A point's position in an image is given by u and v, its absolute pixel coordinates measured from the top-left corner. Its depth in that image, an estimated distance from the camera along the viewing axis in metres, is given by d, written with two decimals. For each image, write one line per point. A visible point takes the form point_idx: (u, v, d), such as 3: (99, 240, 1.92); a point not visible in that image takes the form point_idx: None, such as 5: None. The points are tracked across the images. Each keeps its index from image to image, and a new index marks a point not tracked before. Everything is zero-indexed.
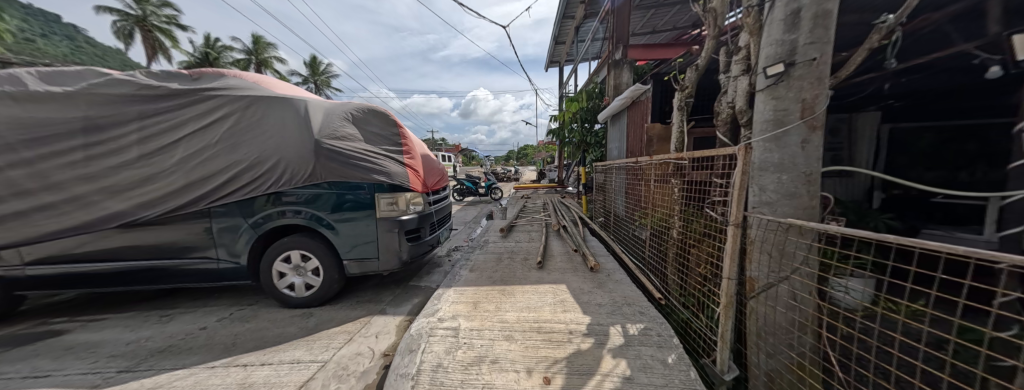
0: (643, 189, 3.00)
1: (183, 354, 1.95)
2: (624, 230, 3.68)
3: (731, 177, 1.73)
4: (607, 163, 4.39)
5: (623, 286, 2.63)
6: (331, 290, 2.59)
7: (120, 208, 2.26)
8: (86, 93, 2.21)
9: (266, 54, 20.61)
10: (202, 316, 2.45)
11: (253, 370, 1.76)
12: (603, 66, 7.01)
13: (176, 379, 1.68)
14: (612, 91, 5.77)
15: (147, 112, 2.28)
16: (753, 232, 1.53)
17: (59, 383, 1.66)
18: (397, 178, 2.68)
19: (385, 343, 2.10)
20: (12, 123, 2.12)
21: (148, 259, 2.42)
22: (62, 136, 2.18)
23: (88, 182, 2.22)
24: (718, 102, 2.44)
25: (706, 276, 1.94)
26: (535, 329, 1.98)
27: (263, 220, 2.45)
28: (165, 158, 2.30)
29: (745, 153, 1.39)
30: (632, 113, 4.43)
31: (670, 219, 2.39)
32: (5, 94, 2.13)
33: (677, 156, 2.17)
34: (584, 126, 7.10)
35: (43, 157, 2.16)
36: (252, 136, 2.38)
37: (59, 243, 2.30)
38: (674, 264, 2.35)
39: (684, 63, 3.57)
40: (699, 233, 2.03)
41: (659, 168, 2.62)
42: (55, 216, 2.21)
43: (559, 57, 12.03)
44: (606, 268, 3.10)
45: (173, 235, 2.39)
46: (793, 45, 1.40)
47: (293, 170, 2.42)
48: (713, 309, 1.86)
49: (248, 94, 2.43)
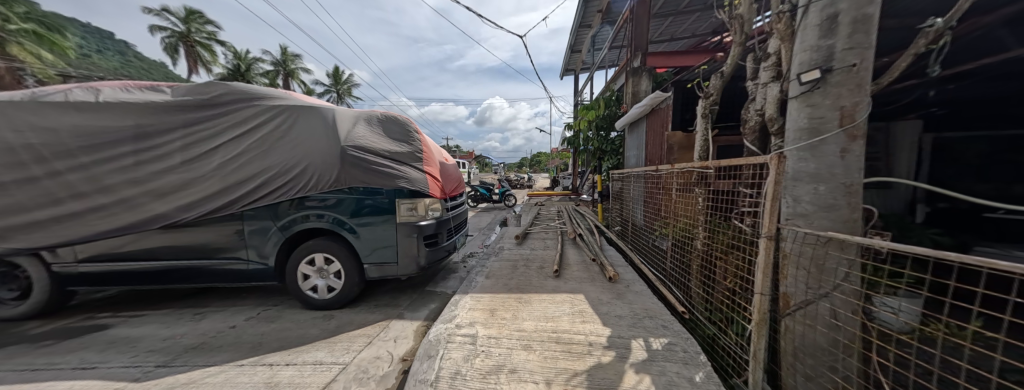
0: (664, 197, 2.93)
1: (214, 351, 2.03)
2: (643, 239, 3.59)
3: (761, 187, 1.66)
4: (625, 171, 4.32)
5: (644, 298, 2.54)
6: (351, 293, 2.65)
7: (163, 210, 2.41)
8: (136, 104, 2.38)
9: (293, 66, 21.75)
10: (231, 315, 2.55)
11: (279, 370, 1.81)
12: (621, 74, 7.01)
13: (208, 376, 1.75)
14: (631, 99, 5.76)
15: (190, 121, 2.44)
16: (788, 245, 1.44)
17: (104, 375, 1.75)
18: (417, 184, 2.74)
19: (403, 348, 2.11)
20: (73, 130, 2.32)
21: (184, 259, 2.55)
22: (116, 142, 2.36)
23: (136, 185, 2.38)
24: (747, 109, 2.37)
25: (734, 289, 1.87)
26: (554, 340, 1.95)
27: (290, 223, 2.54)
28: (203, 164, 2.44)
29: (779, 162, 1.34)
30: (651, 121, 4.36)
31: (694, 230, 2.32)
32: (67, 105, 2.32)
33: (701, 164, 2.11)
34: (601, 134, 7.04)
35: (98, 162, 2.34)
36: (284, 143, 2.50)
37: (106, 242, 2.47)
38: (699, 276, 2.28)
39: (707, 69, 3.54)
40: (726, 244, 1.96)
41: (681, 176, 2.55)
42: (105, 217, 2.38)
43: (574, 66, 12.14)
44: (625, 278, 3.02)
45: (208, 236, 2.52)
46: (830, 51, 1.35)
47: (319, 175, 2.51)
48: (743, 326, 1.78)
49: (279, 103, 2.55)
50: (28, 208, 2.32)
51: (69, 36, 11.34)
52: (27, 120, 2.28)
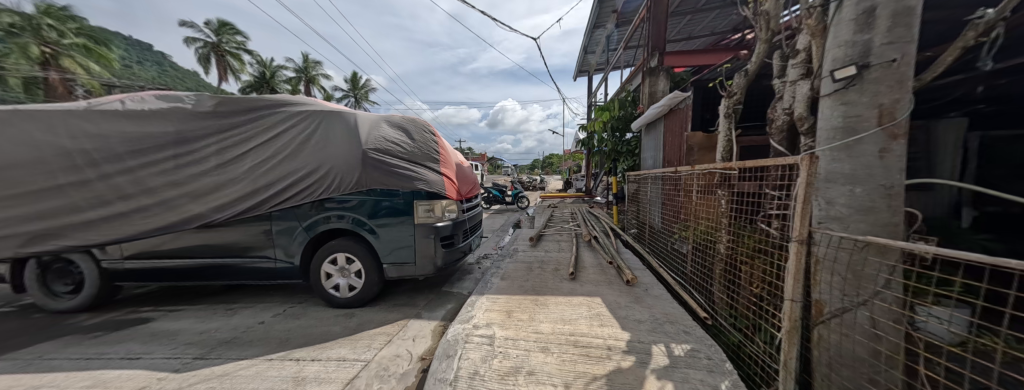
0: (683, 199, 2.87)
1: (245, 345, 2.13)
2: (661, 242, 3.51)
3: (790, 189, 1.60)
4: (641, 172, 4.25)
5: (664, 302, 2.48)
6: (371, 292, 2.72)
7: (198, 211, 2.55)
8: (177, 112, 2.55)
9: (314, 72, 22.63)
10: (259, 311, 2.67)
11: (305, 365, 1.88)
12: (637, 74, 6.91)
13: (241, 369, 1.84)
14: (647, 99, 5.66)
15: (223, 127, 2.58)
16: (821, 249, 1.38)
17: (148, 365, 1.88)
18: (434, 186, 2.79)
19: (422, 347, 2.15)
20: (121, 137, 2.50)
21: (217, 257, 2.69)
22: (158, 147, 2.52)
23: (175, 188, 2.54)
24: (774, 108, 2.29)
25: (761, 295, 1.80)
26: (572, 343, 1.93)
27: (314, 224, 2.65)
28: (235, 167, 2.57)
29: (810, 163, 1.28)
30: (669, 121, 4.27)
31: (717, 233, 2.26)
32: (116, 113, 2.51)
33: (724, 165, 2.05)
34: (616, 135, 6.93)
35: (142, 166, 2.52)
36: (309, 147, 2.61)
37: (149, 241, 2.64)
38: (723, 281, 2.21)
39: (730, 67, 3.42)
40: (751, 248, 1.90)
41: (702, 178, 2.49)
42: (147, 217, 2.55)
43: (588, 67, 12.08)
44: (643, 282, 2.96)
45: (239, 236, 2.66)
46: (867, 46, 1.28)
47: (341, 177, 2.59)
48: (771, 333, 1.71)
49: (305, 109, 2.67)
50: (82, 208, 2.51)
51: (114, 49, 12.25)
52: (81, 127, 2.48)
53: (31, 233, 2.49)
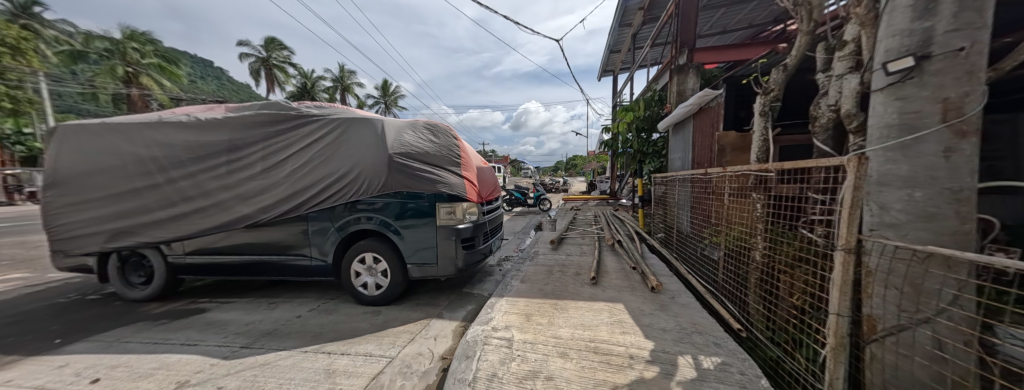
0: (714, 203, 2.72)
1: (284, 337, 2.31)
2: (689, 248, 3.35)
3: (835, 193, 1.47)
4: (669, 174, 4.08)
5: (692, 311, 2.36)
6: (396, 291, 2.84)
7: (246, 211, 2.81)
8: (229, 122, 2.83)
9: (347, 81, 24.09)
10: (297, 305, 2.89)
11: (335, 358, 2.01)
12: (664, 72, 6.67)
13: (279, 359, 2.00)
14: (675, 98, 5.44)
15: (268, 135, 2.83)
16: (872, 260, 1.25)
17: (203, 351, 2.10)
18: (455, 188, 2.86)
19: (443, 346, 2.21)
20: (184, 146, 2.82)
21: (262, 254, 2.95)
22: (214, 154, 2.82)
23: (227, 191, 2.82)
24: (817, 105, 2.12)
25: (802, 308, 1.67)
26: (592, 349, 1.89)
27: (345, 224, 2.82)
28: (277, 171, 2.80)
29: (859, 165, 1.17)
30: (698, 120, 4.07)
31: (752, 239, 2.12)
32: (181, 124, 2.84)
33: (759, 167, 1.93)
34: (641, 136, 6.70)
35: (202, 171, 2.82)
36: (341, 152, 2.78)
37: (205, 238, 2.94)
38: (758, 291, 2.06)
39: (768, 63, 3.24)
40: (791, 256, 1.76)
41: (734, 181, 2.35)
42: (205, 217, 2.85)
43: (613, 66, 11.84)
44: (669, 289, 2.83)
45: (281, 235, 2.89)
46: (927, 35, 1.15)
47: (369, 181, 2.74)
48: (814, 350, 1.57)
49: (338, 117, 2.86)
50: (152, 209, 2.86)
51: None
52: (153, 137, 2.82)
53: (114, 230, 2.88)
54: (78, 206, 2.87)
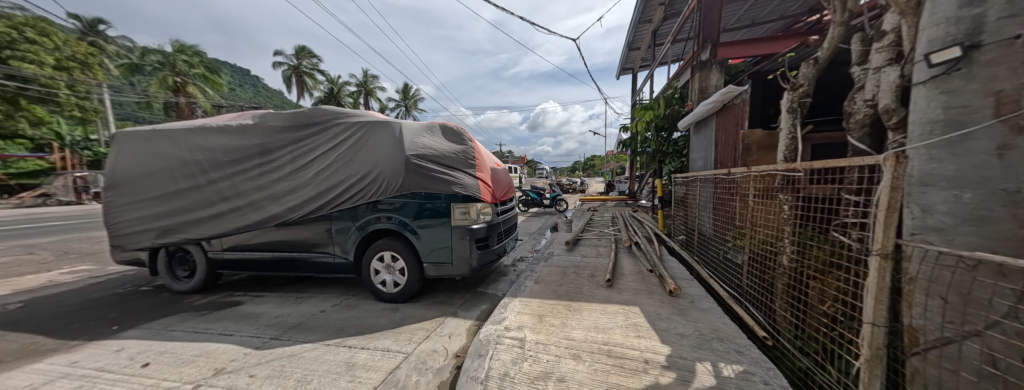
0: (738, 204, 2.60)
1: (309, 330, 2.45)
2: (712, 252, 3.22)
3: (872, 194, 1.37)
4: (690, 175, 3.95)
5: (712, 317, 2.27)
6: (413, 289, 2.93)
7: (276, 211, 3.00)
8: (262, 127, 3.04)
9: (370, 85, 25.09)
10: (321, 301, 3.05)
11: (355, 352, 2.11)
12: (686, 69, 6.45)
13: (305, 351, 2.12)
14: (697, 95, 5.25)
15: (296, 138, 3.01)
16: (912, 266, 1.16)
17: (237, 341, 2.26)
18: (470, 189, 2.92)
19: (457, 344, 2.26)
20: (223, 150, 3.05)
21: (290, 251, 3.13)
22: (249, 157, 3.03)
23: (260, 191, 3.02)
24: (853, 100, 1.99)
25: (835, 316, 1.56)
26: (605, 352, 1.87)
27: (366, 224, 2.94)
28: (304, 173, 2.97)
29: (896, 164, 1.09)
30: (721, 118, 3.91)
31: (779, 243, 2.01)
32: (219, 130, 3.07)
33: (787, 166, 1.83)
34: (661, 135, 6.51)
35: (237, 173, 3.04)
36: (362, 154, 2.91)
37: (240, 236, 3.17)
38: (786, 298, 1.96)
39: (796, 57, 3.07)
40: (822, 261, 1.66)
41: (760, 181, 2.24)
42: (240, 216, 3.07)
43: (633, 64, 11.60)
44: (689, 294, 2.74)
45: (307, 233, 3.06)
46: (976, 22, 1.06)
47: (387, 181, 2.84)
48: (847, 362, 1.47)
49: (359, 120, 2.99)
50: (195, 208, 3.11)
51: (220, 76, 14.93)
52: (196, 142, 3.08)
53: (163, 228, 3.17)
54: (133, 205, 3.18)
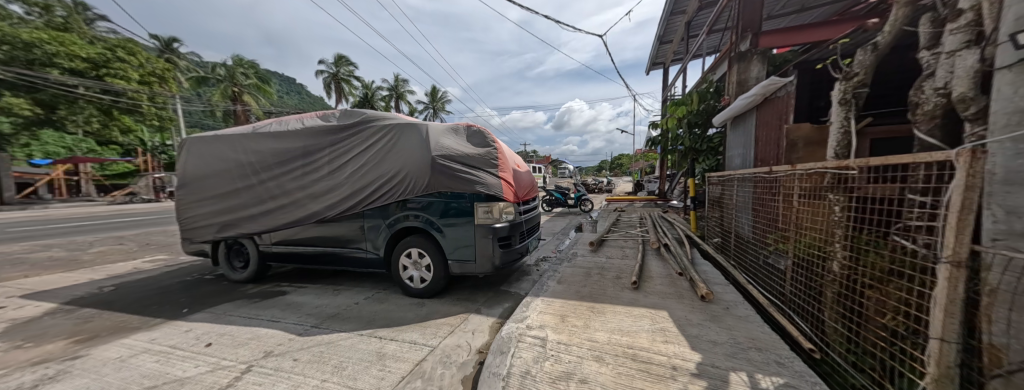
0: (781, 205, 2.41)
1: (344, 320, 2.63)
2: (751, 256, 3.00)
3: (943, 195, 1.22)
4: (725, 173, 3.71)
5: (749, 325, 2.12)
6: (438, 285, 3.05)
7: (316, 208, 3.25)
8: (304, 131, 3.30)
9: (402, 89, 26.22)
10: (355, 293, 3.26)
11: (385, 343, 2.23)
12: (723, 61, 6.06)
13: (340, 339, 2.29)
14: (734, 89, 4.92)
15: (334, 141, 3.24)
16: (993, 276, 1.02)
17: (283, 327, 2.49)
18: (493, 189, 2.97)
19: (480, 341, 2.31)
20: (271, 153, 3.36)
21: (327, 247, 3.38)
22: (293, 159, 3.31)
23: (302, 190, 3.29)
24: (921, 89, 1.77)
25: (895, 330, 1.41)
26: (629, 356, 1.83)
27: (395, 222, 3.10)
28: (340, 173, 3.19)
29: (972, 159, 0.96)
30: (762, 113, 3.64)
31: (829, 248, 1.84)
32: (268, 134, 3.39)
33: (838, 163, 1.67)
34: (694, 131, 6.17)
35: (283, 174, 3.34)
36: (392, 155, 3.07)
37: (285, 231, 3.47)
38: (837, 308, 1.79)
39: (850, 43, 2.77)
40: (881, 269, 1.50)
41: (807, 180, 2.06)
42: (286, 213, 3.36)
43: (664, 58, 11.09)
44: (723, 299, 2.58)
45: (343, 230, 3.29)
46: None
47: (415, 181, 2.97)
48: (911, 381, 1.32)
49: (390, 123, 3.16)
50: (248, 206, 3.46)
51: None
52: (249, 146, 3.42)
53: (223, 223, 3.56)
54: (199, 203, 3.60)
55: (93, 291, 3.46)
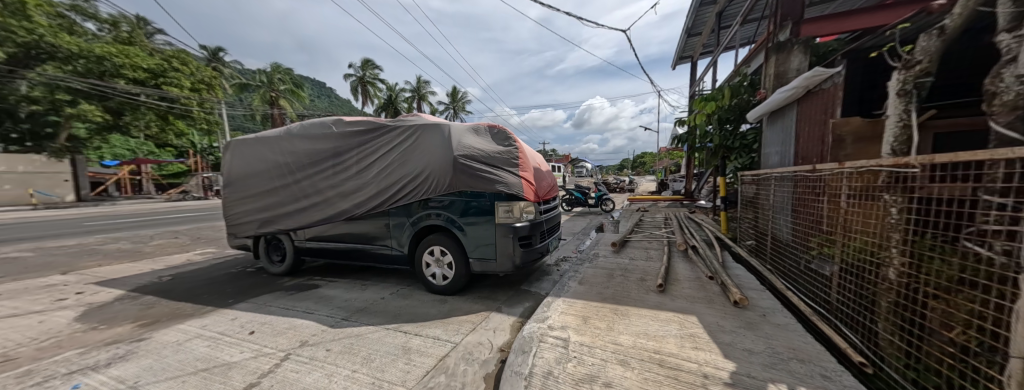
0: (827, 206, 2.22)
1: (371, 314, 2.74)
2: (791, 260, 2.79)
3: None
4: (760, 172, 3.49)
5: (789, 333, 1.98)
6: (460, 282, 3.10)
7: (345, 206, 3.41)
8: (334, 132, 3.47)
9: (422, 90, 26.89)
10: (381, 289, 3.38)
11: (410, 338, 2.30)
12: (760, 52, 5.66)
13: (368, 332, 2.38)
14: (771, 82, 4.61)
15: (362, 142, 3.38)
16: None
17: (316, 319, 2.63)
18: (514, 188, 2.97)
19: (501, 339, 2.32)
20: (305, 153, 3.56)
21: (355, 243, 3.53)
22: (324, 159, 3.49)
23: (333, 189, 3.46)
24: (999, 76, 1.57)
25: (965, 346, 1.26)
26: (656, 361, 1.77)
27: (418, 220, 3.19)
28: (367, 173, 3.32)
29: None
30: (804, 107, 3.38)
31: (884, 253, 1.68)
32: (302, 136, 3.58)
33: (895, 161, 1.52)
34: (725, 128, 5.85)
35: (315, 174, 3.52)
36: (416, 155, 3.15)
37: (316, 228, 3.67)
38: (893, 319, 1.62)
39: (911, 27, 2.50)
40: (948, 278, 1.34)
41: (857, 178, 1.89)
42: (318, 211, 3.55)
43: (693, 51, 10.60)
44: (759, 306, 2.43)
45: (369, 228, 3.42)
46: None
47: (438, 180, 3.03)
48: None
49: (414, 124, 3.25)
50: (285, 203, 3.69)
51: None
52: (286, 147, 3.64)
53: (262, 220, 3.81)
54: (241, 201, 3.88)
55: (154, 280, 3.84)
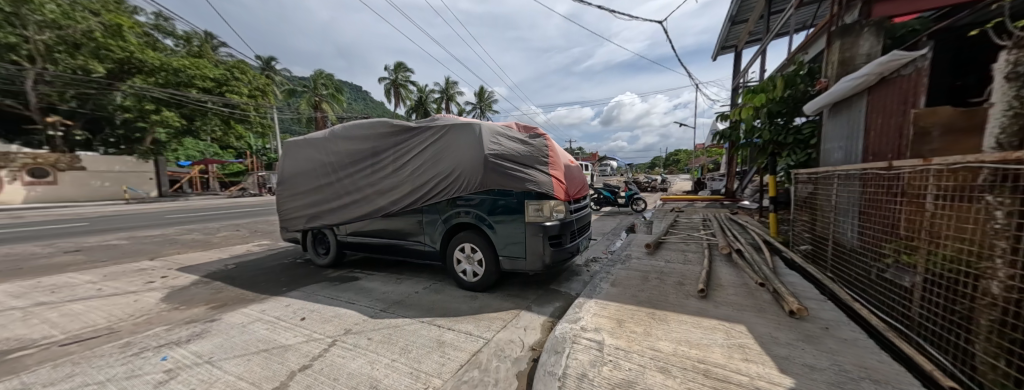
0: (908, 208, 1.95)
1: (406, 307, 2.86)
2: (860, 268, 2.47)
3: None
4: (819, 170, 3.16)
5: (858, 350, 1.77)
6: (490, 279, 3.14)
7: (383, 203, 3.58)
8: (373, 133, 3.66)
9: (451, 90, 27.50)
10: (414, 283, 3.52)
11: (443, 331, 2.36)
12: (821, 36, 5.08)
13: (405, 324, 2.49)
14: (831, 70, 4.15)
15: (398, 142, 3.53)
16: None
17: (357, 309, 2.80)
18: (544, 187, 2.96)
19: (532, 338, 2.31)
20: (347, 153, 3.78)
21: (390, 238, 3.71)
22: (364, 159, 3.69)
23: (371, 187, 3.65)
24: None
25: None
26: (702, 370, 1.66)
27: (449, 217, 3.26)
28: (403, 171, 3.46)
29: None
30: (878, 96, 3.00)
31: (983, 263, 1.44)
32: (345, 137, 3.82)
33: (1000, 156, 1.30)
34: (776, 122, 5.38)
35: (356, 172, 3.73)
36: (448, 154, 3.22)
37: (355, 224, 3.89)
38: (995, 341, 1.38)
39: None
40: None
41: (948, 177, 1.64)
42: (358, 207, 3.76)
43: (738, 40, 9.83)
44: (819, 318, 2.20)
45: (403, 224, 3.57)
46: None
47: (468, 178, 3.08)
48: None
49: (446, 123, 3.33)
50: (329, 200, 3.96)
51: None
52: (330, 148, 3.90)
53: (309, 215, 4.12)
54: (292, 197, 4.22)
55: (221, 267, 4.31)
